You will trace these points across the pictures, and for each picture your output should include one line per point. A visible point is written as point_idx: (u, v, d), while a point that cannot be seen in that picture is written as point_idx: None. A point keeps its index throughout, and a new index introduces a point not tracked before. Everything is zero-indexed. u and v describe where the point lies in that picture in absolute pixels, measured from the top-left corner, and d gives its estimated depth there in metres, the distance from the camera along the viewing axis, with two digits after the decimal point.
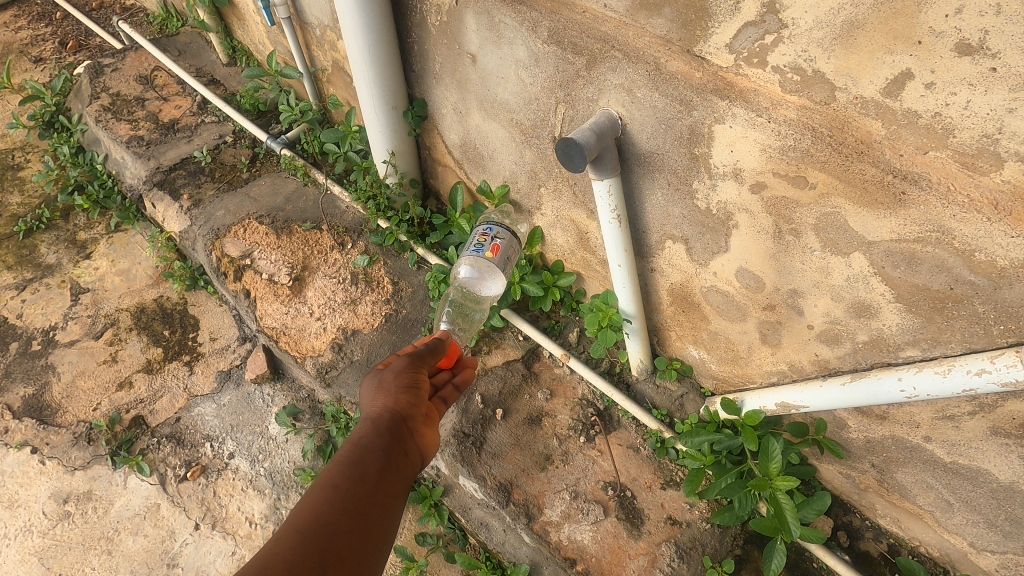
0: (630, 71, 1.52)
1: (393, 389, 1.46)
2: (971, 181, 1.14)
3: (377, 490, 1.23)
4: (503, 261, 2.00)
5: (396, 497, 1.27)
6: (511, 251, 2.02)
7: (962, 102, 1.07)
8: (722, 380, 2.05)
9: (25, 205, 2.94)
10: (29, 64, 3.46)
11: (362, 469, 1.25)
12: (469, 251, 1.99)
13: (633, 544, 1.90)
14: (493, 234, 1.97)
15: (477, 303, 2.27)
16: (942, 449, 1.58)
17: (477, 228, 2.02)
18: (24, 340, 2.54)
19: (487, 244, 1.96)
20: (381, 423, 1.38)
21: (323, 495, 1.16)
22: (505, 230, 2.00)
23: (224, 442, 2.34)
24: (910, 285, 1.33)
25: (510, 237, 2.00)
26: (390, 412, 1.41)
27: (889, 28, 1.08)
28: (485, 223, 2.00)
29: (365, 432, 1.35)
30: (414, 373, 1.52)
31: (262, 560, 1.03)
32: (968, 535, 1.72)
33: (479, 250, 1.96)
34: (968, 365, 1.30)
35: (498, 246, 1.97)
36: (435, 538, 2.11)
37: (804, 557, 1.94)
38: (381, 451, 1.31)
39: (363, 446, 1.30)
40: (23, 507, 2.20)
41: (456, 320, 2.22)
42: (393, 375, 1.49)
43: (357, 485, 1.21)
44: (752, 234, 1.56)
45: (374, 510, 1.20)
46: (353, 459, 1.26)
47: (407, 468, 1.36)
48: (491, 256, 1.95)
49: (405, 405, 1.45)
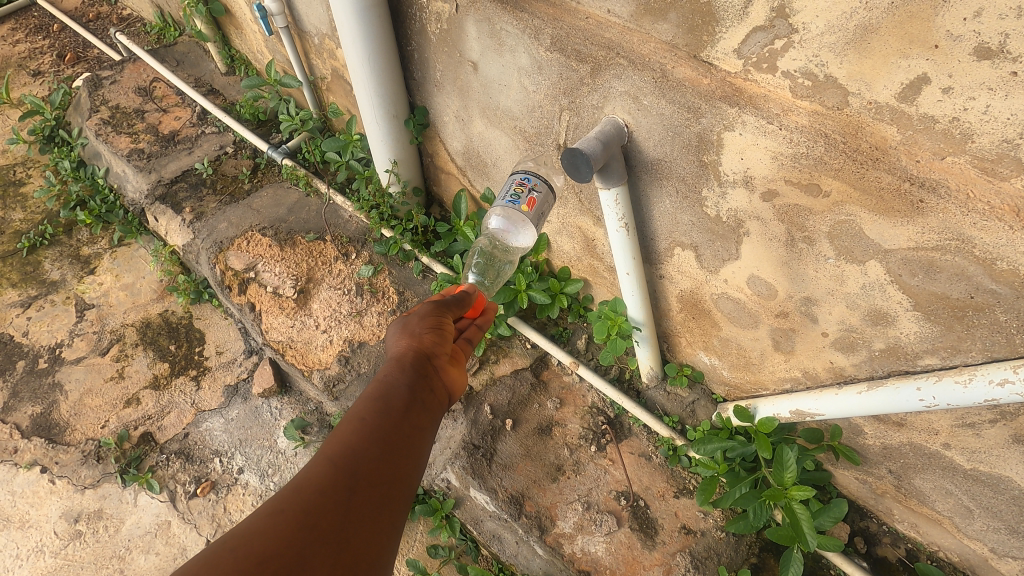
0: (636, 78, 1.49)
1: (418, 329, 1.46)
2: (991, 187, 1.10)
3: (403, 422, 1.22)
4: (536, 219, 1.73)
5: (425, 429, 1.27)
6: (546, 207, 1.74)
7: (981, 107, 1.04)
8: (734, 386, 2.02)
9: (28, 221, 2.94)
10: (28, 78, 3.44)
11: (388, 402, 1.25)
12: (501, 202, 1.71)
13: (647, 555, 1.88)
14: (530, 185, 1.69)
15: (507, 254, 2.20)
16: (961, 456, 1.55)
17: (513, 175, 1.73)
18: (31, 358, 2.54)
19: (523, 197, 1.68)
20: (406, 361, 1.38)
21: (351, 427, 1.17)
22: (543, 181, 1.71)
23: (233, 457, 2.33)
24: (928, 293, 1.30)
25: (547, 191, 1.72)
26: (415, 351, 1.41)
27: (904, 32, 1.05)
28: (522, 172, 1.71)
29: (389, 370, 1.34)
30: (438, 317, 1.51)
31: (296, 484, 1.04)
32: (989, 541, 1.69)
33: (514, 202, 1.69)
34: (990, 374, 1.26)
35: (534, 201, 1.69)
36: (447, 551, 2.08)
37: (822, 564, 1.91)
38: (407, 387, 1.31)
39: (388, 383, 1.30)
40: (34, 528, 2.20)
41: (485, 273, 2.18)
42: (418, 318, 1.49)
43: (383, 418, 1.21)
44: (764, 243, 1.53)
45: (403, 438, 1.20)
46: (379, 395, 1.26)
47: (434, 403, 1.35)
48: (525, 211, 1.69)
49: (430, 344, 1.45)
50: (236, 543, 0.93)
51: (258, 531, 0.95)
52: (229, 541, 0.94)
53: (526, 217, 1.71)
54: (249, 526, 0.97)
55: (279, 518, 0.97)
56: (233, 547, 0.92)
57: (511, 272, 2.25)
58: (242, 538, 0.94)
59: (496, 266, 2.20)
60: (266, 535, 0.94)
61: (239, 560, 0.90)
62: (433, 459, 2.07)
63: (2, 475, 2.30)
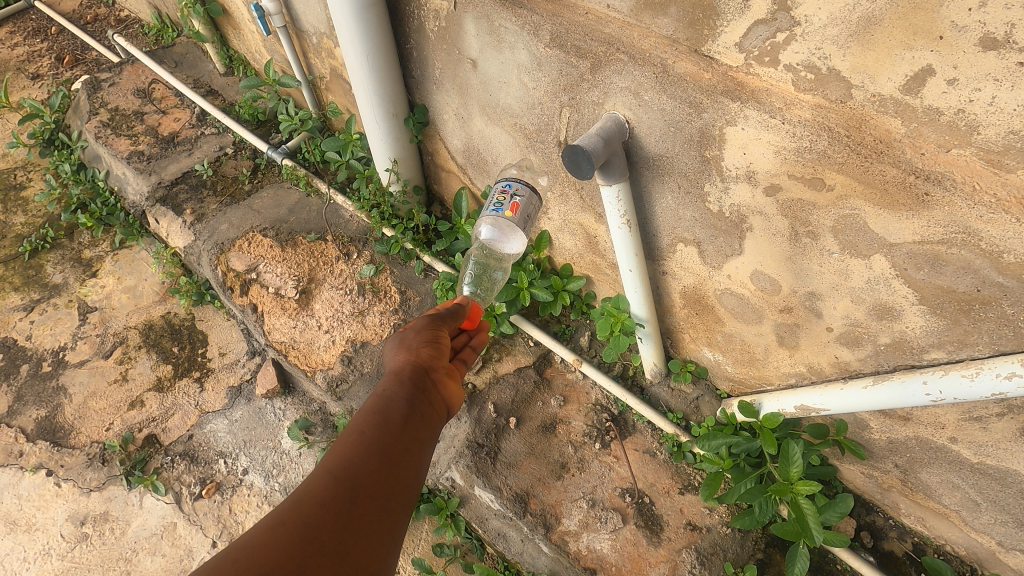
0: (637, 74, 1.48)
1: (415, 343, 1.47)
2: (997, 179, 1.08)
3: (402, 435, 1.23)
4: (523, 222, 1.74)
5: (424, 441, 1.27)
6: (532, 209, 1.74)
7: (987, 98, 1.02)
8: (738, 382, 2.01)
9: (30, 224, 2.94)
10: (27, 81, 3.44)
11: (386, 415, 1.25)
12: (487, 212, 1.73)
13: (653, 551, 1.87)
14: (512, 191, 1.69)
15: (500, 261, 2.23)
16: (968, 450, 1.54)
17: (494, 185, 1.74)
18: (34, 362, 2.54)
19: (506, 204, 1.69)
20: (404, 375, 1.38)
21: (351, 440, 1.17)
22: (525, 186, 1.70)
23: (237, 458, 2.33)
24: (934, 287, 1.29)
25: (530, 194, 1.71)
26: (412, 364, 1.41)
27: (908, 23, 1.03)
28: (503, 179, 1.71)
29: (388, 384, 1.35)
30: (434, 330, 1.52)
31: (297, 497, 1.04)
32: (997, 534, 1.68)
33: (498, 210, 1.70)
34: (997, 368, 1.25)
35: (519, 205, 1.69)
36: (453, 549, 2.09)
37: (828, 559, 1.91)
38: (405, 400, 1.31)
39: (386, 397, 1.30)
40: (40, 531, 2.21)
41: (479, 283, 2.20)
42: (415, 332, 1.50)
43: (382, 430, 1.21)
44: (768, 238, 1.52)
45: (402, 451, 1.20)
46: (378, 409, 1.26)
47: (432, 416, 1.35)
48: (511, 217, 1.70)
49: (427, 358, 1.45)
50: (237, 556, 0.92)
51: (258, 544, 0.94)
52: (230, 555, 0.93)
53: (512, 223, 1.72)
54: (250, 539, 0.97)
55: (279, 530, 0.97)
56: (235, 560, 0.92)
57: (506, 279, 2.25)
58: (242, 551, 0.93)
59: (490, 275, 2.22)
60: (267, 546, 0.94)
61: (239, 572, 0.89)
62: (437, 459, 2.07)
63: (8, 479, 2.30)
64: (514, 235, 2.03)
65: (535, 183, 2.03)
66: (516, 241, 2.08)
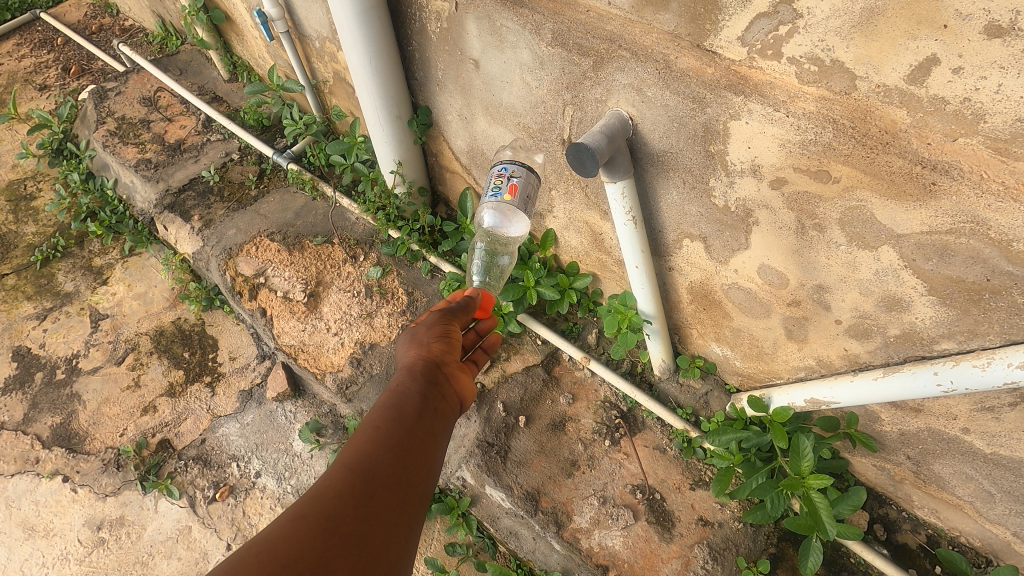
0: (640, 70, 1.48)
1: (426, 338, 1.47)
2: (1005, 167, 1.07)
3: (416, 429, 1.24)
4: (524, 204, 1.72)
5: (437, 435, 1.28)
6: (531, 188, 1.72)
7: (993, 86, 1.01)
8: (747, 376, 2.01)
9: (40, 234, 2.98)
10: (35, 92, 3.48)
11: (401, 409, 1.26)
12: (486, 197, 1.74)
13: (665, 547, 1.87)
14: (508, 172, 1.69)
15: (506, 246, 2.23)
16: (981, 440, 1.53)
17: (492, 168, 1.74)
18: (48, 369, 2.58)
19: (504, 186, 1.69)
20: (416, 370, 1.38)
21: (367, 434, 1.18)
22: (521, 166, 1.70)
23: (250, 461, 2.35)
24: (943, 277, 1.28)
25: (528, 174, 1.70)
26: (424, 359, 1.42)
27: (911, 13, 1.02)
28: (499, 162, 1.72)
29: (401, 379, 1.35)
30: (445, 325, 1.52)
31: (316, 491, 1.05)
32: (1011, 525, 1.67)
33: (497, 195, 1.70)
34: (1009, 358, 1.24)
35: (516, 187, 1.69)
36: (465, 548, 2.10)
37: (841, 552, 1.90)
38: (418, 395, 1.31)
39: (399, 393, 1.30)
40: (58, 536, 2.24)
41: (488, 272, 2.22)
42: (426, 328, 1.50)
43: (397, 424, 1.22)
44: (775, 232, 1.51)
45: (417, 443, 1.21)
46: (391, 404, 1.27)
47: (446, 410, 1.36)
48: (510, 199, 1.69)
49: (439, 352, 1.45)
50: (259, 549, 0.94)
51: (280, 537, 0.96)
52: (250, 549, 0.94)
53: (512, 205, 1.70)
54: (273, 531, 0.98)
55: (301, 522, 0.98)
56: (258, 552, 0.93)
57: (512, 264, 2.28)
58: (266, 543, 0.95)
59: (498, 262, 2.24)
60: (289, 538, 0.95)
61: (263, 563, 0.91)
62: (448, 458, 2.08)
63: (25, 485, 2.33)
64: (518, 216, 1.94)
65: (529, 162, 1.99)
66: (519, 220, 1.99)
